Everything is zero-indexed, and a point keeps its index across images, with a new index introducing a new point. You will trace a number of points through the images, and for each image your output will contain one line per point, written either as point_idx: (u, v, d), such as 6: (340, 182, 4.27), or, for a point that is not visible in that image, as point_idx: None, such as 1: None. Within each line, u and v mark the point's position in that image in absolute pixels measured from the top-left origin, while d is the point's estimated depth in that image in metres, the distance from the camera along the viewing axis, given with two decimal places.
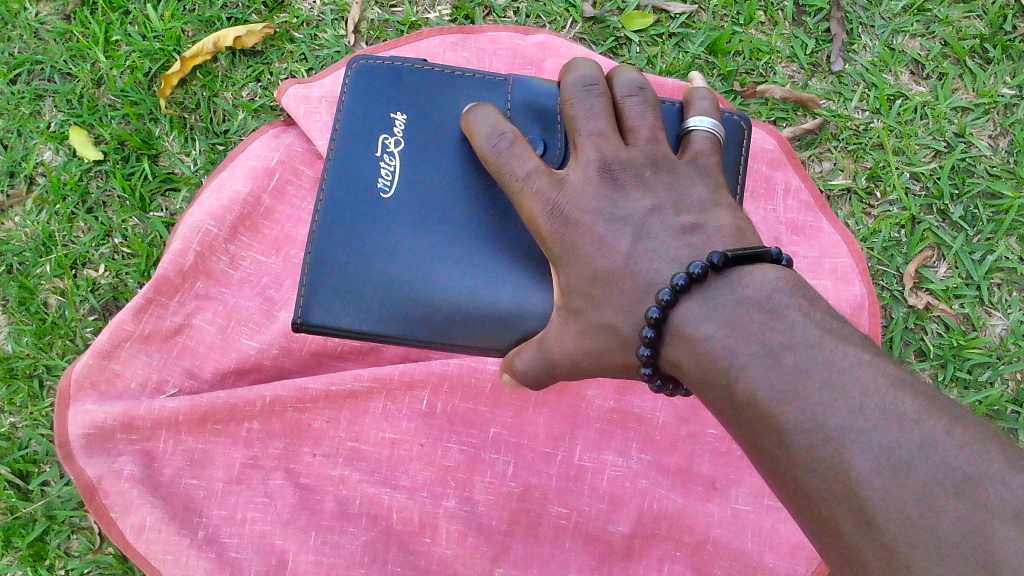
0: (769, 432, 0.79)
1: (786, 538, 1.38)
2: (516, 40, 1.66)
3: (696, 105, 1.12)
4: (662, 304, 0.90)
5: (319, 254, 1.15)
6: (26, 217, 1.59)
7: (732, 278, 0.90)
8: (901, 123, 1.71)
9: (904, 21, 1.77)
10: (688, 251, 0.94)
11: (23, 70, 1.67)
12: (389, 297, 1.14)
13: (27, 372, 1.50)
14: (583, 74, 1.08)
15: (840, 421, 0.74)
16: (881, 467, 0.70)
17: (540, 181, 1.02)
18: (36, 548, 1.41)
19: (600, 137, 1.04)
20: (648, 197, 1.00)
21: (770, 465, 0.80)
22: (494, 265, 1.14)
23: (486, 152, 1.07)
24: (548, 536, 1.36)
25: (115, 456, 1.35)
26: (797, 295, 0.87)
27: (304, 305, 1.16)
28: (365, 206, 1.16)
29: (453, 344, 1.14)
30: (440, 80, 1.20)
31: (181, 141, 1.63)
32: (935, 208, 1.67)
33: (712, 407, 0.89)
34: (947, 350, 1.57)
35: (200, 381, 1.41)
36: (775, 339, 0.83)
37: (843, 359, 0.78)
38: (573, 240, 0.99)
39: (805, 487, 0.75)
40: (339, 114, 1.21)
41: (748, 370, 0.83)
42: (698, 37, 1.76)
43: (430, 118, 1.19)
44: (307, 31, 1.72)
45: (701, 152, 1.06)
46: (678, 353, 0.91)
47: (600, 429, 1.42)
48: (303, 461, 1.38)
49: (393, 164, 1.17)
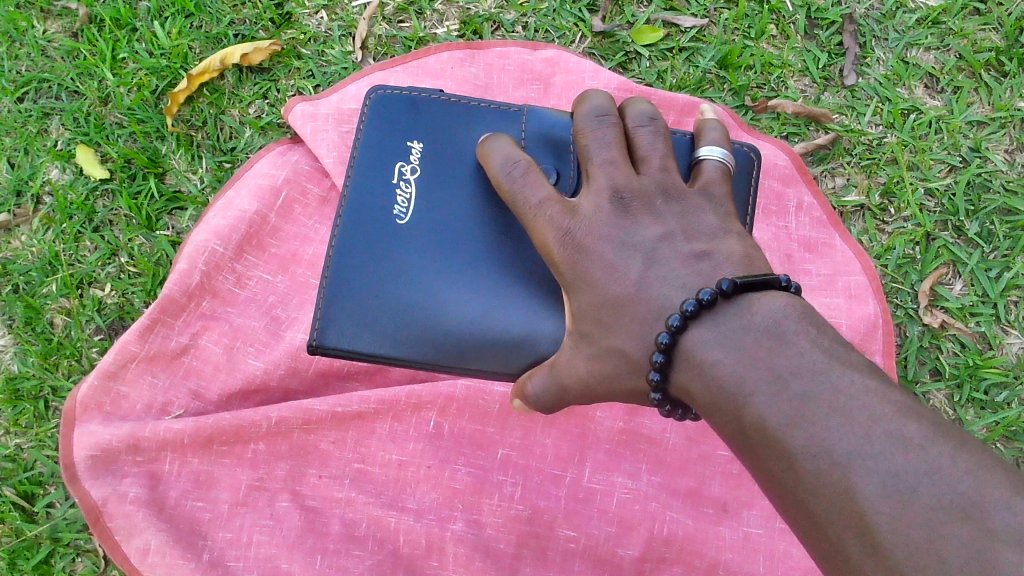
0: (778, 457, 0.77)
1: (799, 562, 1.35)
2: (524, 55, 1.64)
3: (706, 136, 1.10)
4: (671, 330, 0.88)
5: (334, 278, 1.15)
6: (32, 236, 1.59)
7: (741, 303, 0.88)
8: (916, 138, 1.69)
9: (918, 34, 1.75)
10: (697, 277, 0.92)
11: (30, 88, 1.67)
12: (404, 321, 1.13)
13: (33, 393, 1.49)
14: (596, 104, 1.06)
15: (849, 448, 0.72)
16: (889, 493, 0.68)
17: (554, 209, 1.01)
18: (41, 571, 1.40)
19: (612, 165, 1.02)
20: (659, 223, 0.98)
21: (779, 492, 0.78)
22: (507, 289, 1.12)
23: (500, 179, 1.06)
24: (557, 560, 1.34)
25: (120, 478, 1.34)
26: (806, 321, 0.85)
27: (320, 327, 1.15)
28: (381, 232, 1.16)
29: (468, 369, 1.13)
30: (457, 109, 1.20)
31: (188, 159, 1.63)
32: (951, 224, 1.64)
33: (721, 432, 0.87)
34: (964, 369, 1.55)
35: (206, 403, 1.40)
36: (784, 365, 0.81)
37: (850, 385, 0.76)
38: (584, 266, 0.98)
39: (814, 513, 0.73)
40: (357, 143, 1.22)
41: (758, 396, 0.81)
42: (708, 51, 1.74)
43: (446, 144, 1.18)
44: (314, 47, 1.71)
45: (712, 181, 1.05)
46: (687, 377, 0.89)
47: (609, 450, 1.41)
48: (309, 483, 1.37)
49: (409, 190, 1.16)
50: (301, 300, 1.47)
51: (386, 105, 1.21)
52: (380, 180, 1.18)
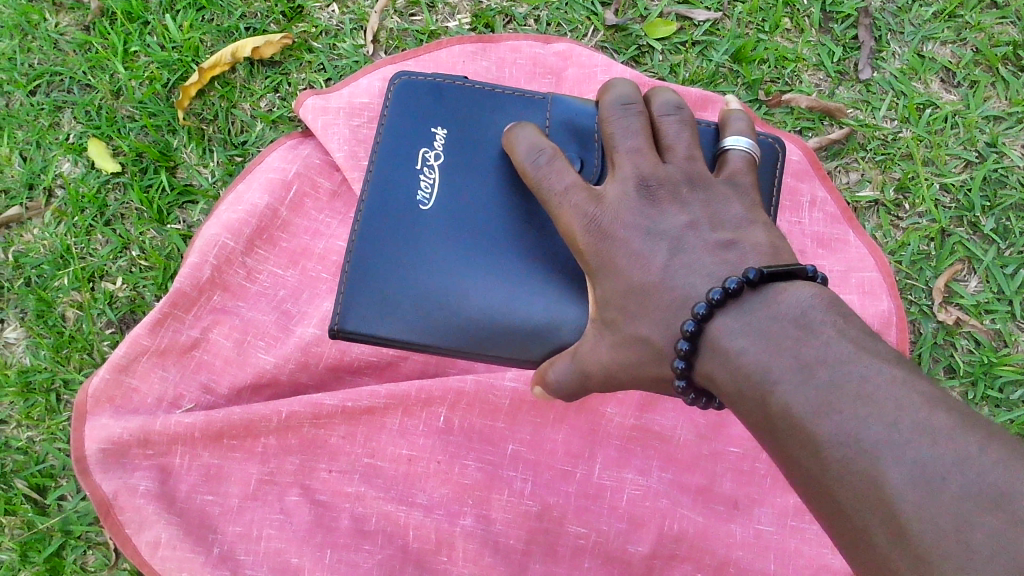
0: (802, 445, 0.76)
1: (810, 560, 1.35)
2: (536, 48, 1.63)
3: (732, 125, 1.09)
4: (697, 317, 0.88)
5: (356, 263, 1.15)
6: (44, 229, 1.59)
7: (767, 293, 0.87)
8: (931, 133, 1.67)
9: (934, 28, 1.73)
10: (724, 266, 0.92)
11: (43, 81, 1.67)
12: (426, 307, 1.12)
13: (45, 386, 1.50)
14: (621, 92, 1.05)
15: (875, 435, 0.71)
16: (916, 481, 0.67)
17: (578, 196, 1.00)
18: (52, 563, 1.41)
19: (638, 153, 1.01)
20: (685, 212, 0.97)
21: (804, 480, 0.77)
22: (530, 277, 1.12)
23: (525, 167, 1.05)
24: (566, 556, 1.34)
25: (131, 471, 1.34)
26: (833, 311, 0.84)
27: (341, 312, 1.14)
28: (405, 218, 1.16)
29: (489, 356, 1.12)
30: (482, 97, 1.20)
31: (200, 152, 1.63)
32: (966, 220, 1.63)
33: (746, 421, 0.86)
34: (978, 367, 1.54)
35: (217, 396, 1.40)
36: (810, 354, 0.80)
37: (877, 374, 0.75)
38: (610, 252, 0.97)
39: (839, 500, 0.73)
40: (381, 130, 1.22)
41: (783, 383, 0.80)
42: (722, 45, 1.73)
43: (470, 131, 1.18)
44: (325, 40, 1.71)
45: (737, 171, 1.04)
46: (712, 365, 0.88)
47: (620, 446, 1.40)
48: (319, 478, 1.37)
49: (433, 176, 1.17)
50: (312, 293, 1.46)
51: (411, 92, 1.22)
52: (404, 166, 1.18)
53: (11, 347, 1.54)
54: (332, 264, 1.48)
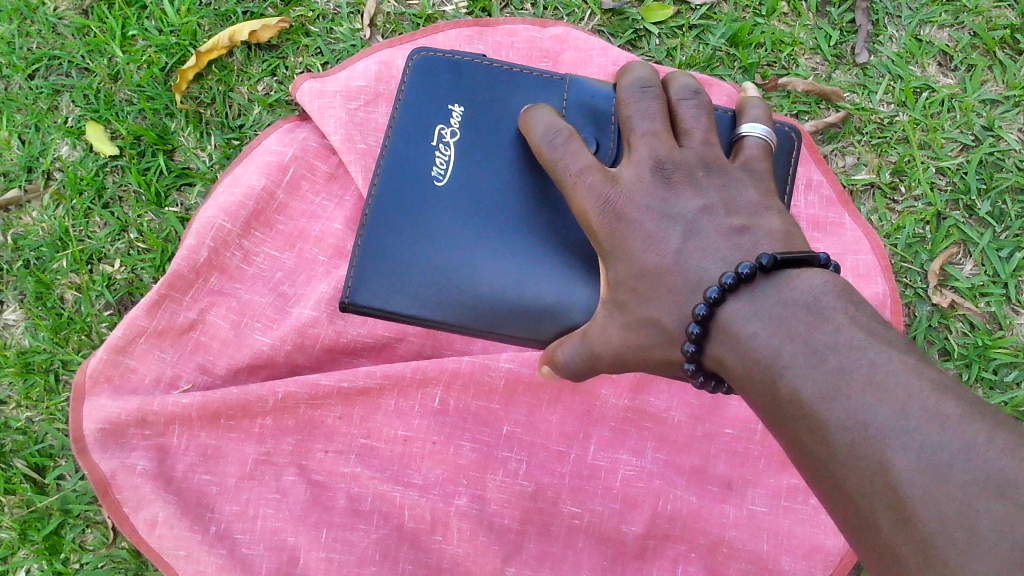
0: (811, 428, 0.77)
1: (803, 540, 1.36)
2: (532, 32, 1.64)
3: (749, 113, 1.10)
4: (709, 302, 0.88)
5: (369, 239, 1.16)
6: (43, 212, 1.60)
7: (779, 279, 0.87)
8: (928, 117, 1.68)
9: (931, 12, 1.73)
10: (737, 252, 0.92)
11: (41, 65, 1.68)
12: (437, 284, 1.14)
13: (43, 367, 1.51)
14: (639, 76, 1.07)
15: (883, 420, 0.72)
16: (922, 465, 0.68)
17: (593, 176, 1.01)
18: (51, 542, 1.43)
19: (654, 136, 1.02)
20: (699, 196, 0.97)
21: (811, 462, 0.78)
22: (543, 258, 1.13)
23: (541, 147, 1.06)
24: (561, 535, 1.35)
25: (128, 452, 1.35)
26: (844, 298, 0.84)
27: (352, 285, 1.16)
28: (419, 194, 1.17)
29: (499, 335, 1.13)
30: (500, 75, 1.21)
31: (197, 136, 1.64)
32: (962, 203, 1.63)
33: (755, 405, 0.87)
34: (972, 350, 1.54)
35: (213, 377, 1.41)
36: (821, 339, 0.80)
37: (888, 361, 0.76)
38: (624, 235, 0.98)
39: (845, 484, 0.74)
40: (397, 105, 1.22)
41: (794, 368, 0.80)
42: (719, 28, 1.73)
43: (487, 110, 1.19)
44: (322, 24, 1.71)
45: (753, 157, 1.04)
46: (722, 351, 0.89)
47: (614, 428, 1.41)
48: (315, 458, 1.38)
49: (448, 153, 1.18)
50: (308, 276, 1.47)
51: (429, 68, 1.22)
52: (420, 143, 1.19)
53: (10, 329, 1.55)
54: (328, 246, 1.48)
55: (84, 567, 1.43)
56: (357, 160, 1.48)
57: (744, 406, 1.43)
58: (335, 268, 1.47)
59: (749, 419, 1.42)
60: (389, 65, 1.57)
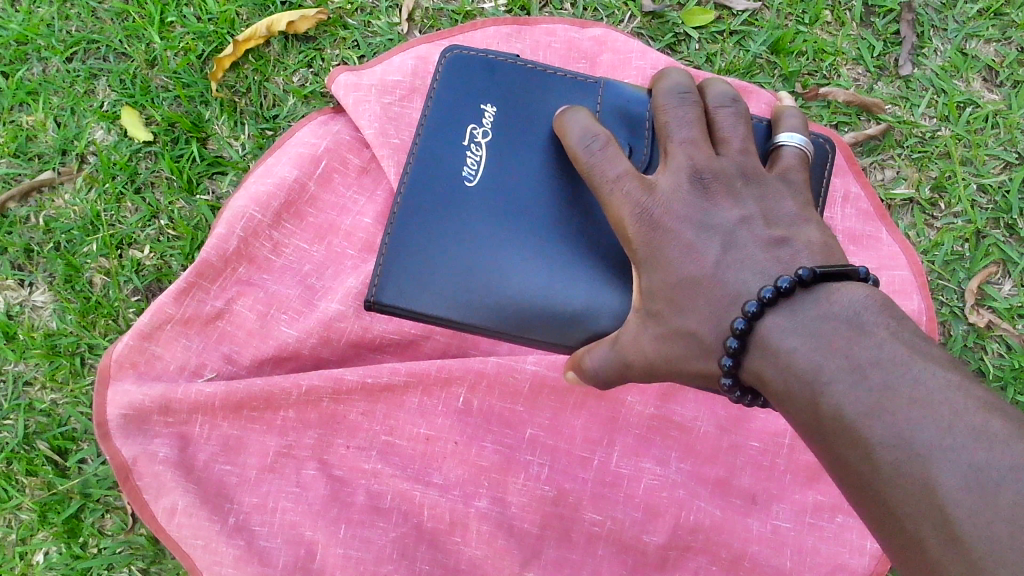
0: (853, 447, 0.75)
1: (827, 558, 1.34)
2: (571, 32, 1.62)
3: (785, 121, 1.08)
4: (747, 315, 0.86)
5: (398, 238, 1.15)
6: (75, 195, 1.61)
7: (820, 293, 0.85)
8: (971, 132, 1.65)
9: (978, 25, 1.70)
10: (776, 263, 0.90)
11: (79, 49, 1.68)
12: (464, 286, 1.12)
13: (70, 350, 1.52)
14: (676, 82, 1.05)
15: (929, 439, 0.70)
16: (970, 484, 0.66)
17: (630, 184, 0.98)
18: (70, 525, 1.44)
19: (692, 144, 1.00)
20: (738, 206, 0.95)
21: (853, 482, 0.75)
22: (573, 262, 1.11)
23: (577, 152, 1.04)
24: (581, 543, 1.34)
25: (151, 438, 1.35)
26: (886, 313, 0.82)
27: (378, 283, 1.14)
28: (448, 195, 1.16)
29: (525, 338, 1.12)
30: (534, 76, 1.20)
31: (231, 125, 1.64)
32: (1003, 222, 1.60)
33: (792, 421, 0.85)
34: (1008, 372, 1.52)
35: (238, 367, 1.40)
36: (863, 355, 0.78)
37: (932, 378, 0.73)
38: (661, 245, 0.95)
39: (890, 503, 0.71)
40: (429, 105, 1.21)
41: (836, 384, 0.78)
42: (760, 35, 1.71)
43: (520, 111, 1.18)
44: (360, 17, 1.71)
45: (790, 167, 1.02)
46: (761, 364, 0.86)
47: (639, 435, 1.39)
48: (336, 453, 1.36)
49: (479, 154, 1.16)
50: (336, 270, 1.46)
51: (461, 68, 1.21)
52: (452, 142, 1.18)
53: (39, 311, 1.56)
54: (357, 241, 1.48)
55: (102, 551, 1.44)
56: (390, 155, 1.47)
57: (772, 419, 1.40)
58: (363, 263, 1.46)
59: (776, 433, 1.40)
60: (426, 61, 1.56)
